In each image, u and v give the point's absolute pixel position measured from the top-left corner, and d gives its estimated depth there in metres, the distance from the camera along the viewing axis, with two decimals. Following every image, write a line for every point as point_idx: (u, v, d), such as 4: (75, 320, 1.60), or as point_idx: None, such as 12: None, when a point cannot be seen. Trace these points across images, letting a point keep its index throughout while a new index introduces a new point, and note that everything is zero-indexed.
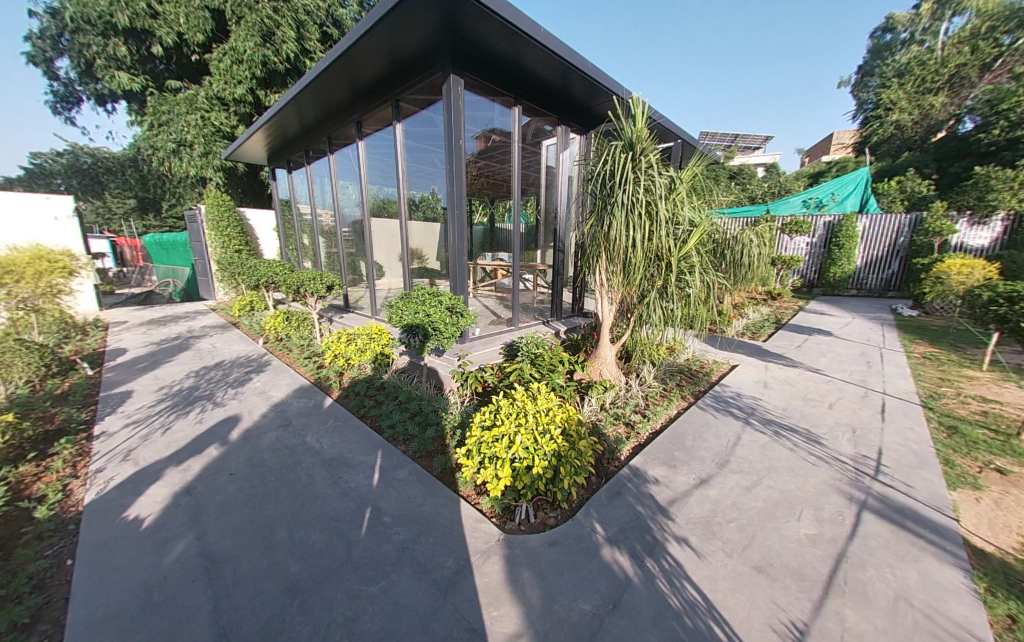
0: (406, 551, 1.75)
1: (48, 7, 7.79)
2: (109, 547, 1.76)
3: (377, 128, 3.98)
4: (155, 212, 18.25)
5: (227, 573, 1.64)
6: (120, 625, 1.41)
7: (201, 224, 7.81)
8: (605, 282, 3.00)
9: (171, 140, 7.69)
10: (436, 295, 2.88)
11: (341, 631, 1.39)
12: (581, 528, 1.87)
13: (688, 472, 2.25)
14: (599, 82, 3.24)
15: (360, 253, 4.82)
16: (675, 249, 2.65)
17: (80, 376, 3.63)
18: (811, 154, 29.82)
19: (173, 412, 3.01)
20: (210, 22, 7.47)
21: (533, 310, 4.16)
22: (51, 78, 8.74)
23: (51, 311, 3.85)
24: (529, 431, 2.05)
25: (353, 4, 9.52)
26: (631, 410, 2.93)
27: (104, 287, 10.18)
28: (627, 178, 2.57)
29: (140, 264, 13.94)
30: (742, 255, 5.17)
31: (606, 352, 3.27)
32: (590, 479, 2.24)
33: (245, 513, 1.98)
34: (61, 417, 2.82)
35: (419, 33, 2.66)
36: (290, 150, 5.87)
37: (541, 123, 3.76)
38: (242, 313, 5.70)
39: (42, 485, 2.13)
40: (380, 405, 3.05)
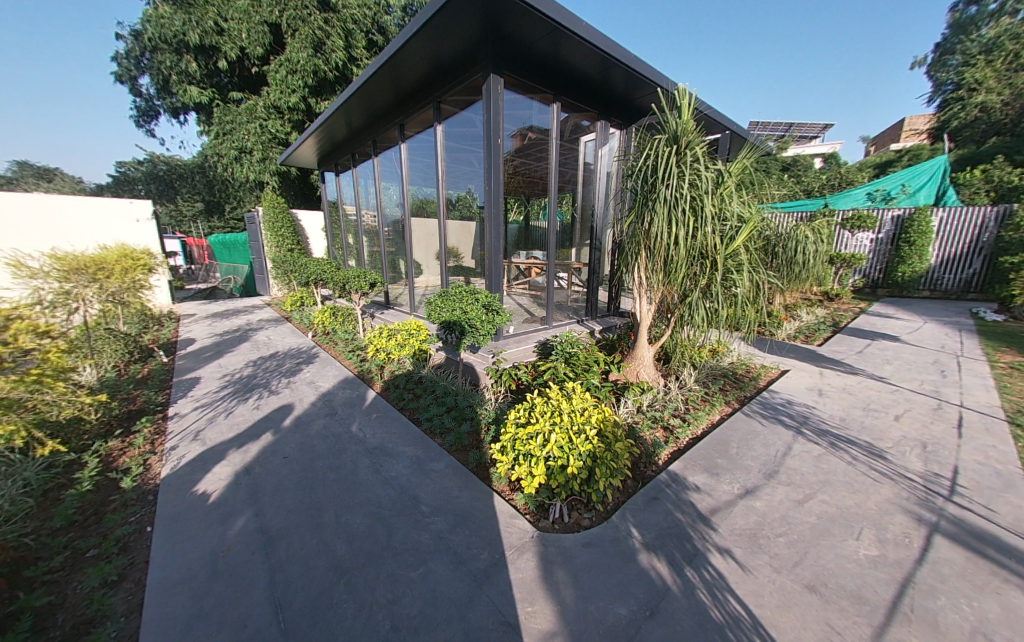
0: (443, 540, 1.81)
1: (132, 30, 8.68)
2: (182, 516, 1.96)
3: (418, 130, 4.10)
4: (219, 214, 19.85)
5: (280, 548, 1.77)
6: (191, 589, 1.56)
7: (258, 225, 8.42)
8: (644, 281, 2.92)
9: (234, 148, 8.34)
10: (473, 293, 2.92)
11: (382, 613, 1.45)
12: (617, 531, 1.83)
13: (733, 481, 2.14)
14: (642, 74, 3.13)
15: (400, 252, 5.00)
16: (722, 247, 2.53)
17: (157, 362, 4.05)
18: (877, 142, 27.14)
19: (235, 398, 3.28)
20: (267, 36, 8.01)
21: (568, 309, 4.13)
22: (135, 95, 9.74)
23: (134, 304, 4.32)
24: (564, 430, 2.04)
25: (398, 11, 9.88)
26: (670, 413, 2.83)
27: (178, 283, 11.29)
28: (670, 173, 2.48)
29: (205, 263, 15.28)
30: (796, 252, 4.83)
31: (643, 352, 3.19)
32: (627, 482, 2.19)
33: (296, 494, 2.13)
34: (142, 399, 3.16)
35: (461, 35, 2.70)
36: (337, 153, 6.19)
37: (580, 119, 3.70)
38: (293, 308, 6.08)
39: (128, 459, 2.41)
40: (418, 398, 3.16)
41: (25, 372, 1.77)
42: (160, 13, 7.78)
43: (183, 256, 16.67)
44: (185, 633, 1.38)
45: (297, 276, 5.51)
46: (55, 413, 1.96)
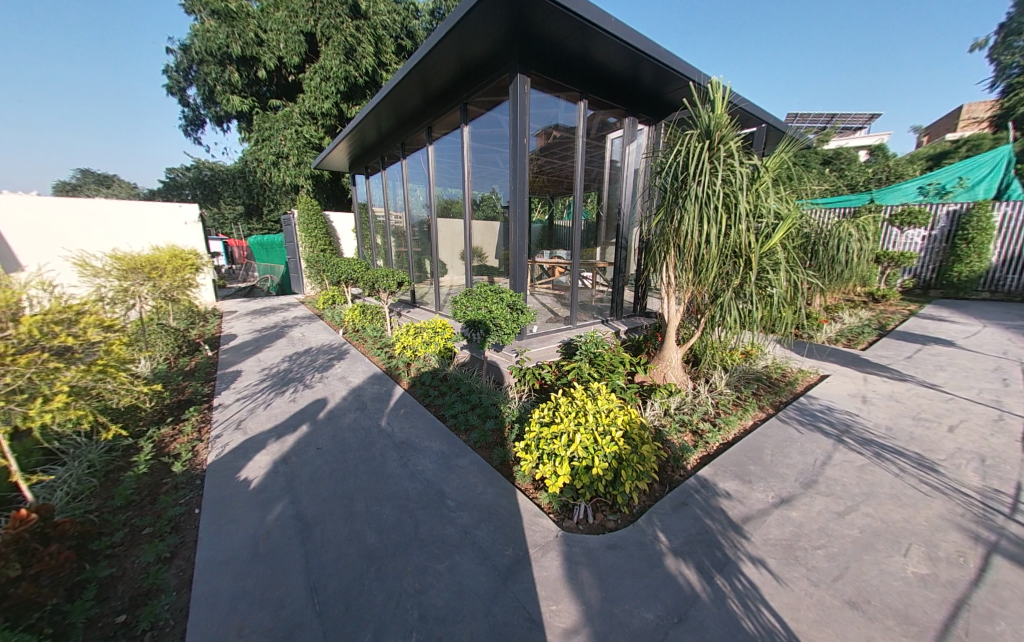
0: (468, 535, 1.84)
1: (182, 44, 9.27)
2: (227, 500, 2.09)
3: (446, 132, 4.17)
4: (257, 217, 20.90)
5: (315, 535, 1.86)
6: (235, 569, 1.67)
7: (293, 226, 8.82)
8: (673, 280, 2.85)
9: (272, 153, 8.76)
10: (498, 292, 2.94)
11: (411, 602, 1.50)
12: (644, 535, 1.80)
13: (767, 488, 2.06)
14: (673, 69, 3.05)
15: (426, 251, 5.11)
16: (756, 246, 2.44)
17: (203, 355, 4.33)
18: (932, 133, 25.18)
19: (274, 391, 3.45)
20: (304, 45, 8.37)
21: (592, 309, 4.09)
22: (183, 106, 10.39)
23: (183, 301, 4.63)
24: (589, 431, 2.02)
25: (426, 17, 10.13)
26: (699, 417, 2.75)
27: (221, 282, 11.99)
28: (702, 169, 2.41)
29: (245, 262, 16.16)
30: (838, 251, 4.57)
31: (671, 353, 3.11)
32: (653, 485, 2.15)
33: (329, 484, 2.22)
34: (190, 390, 3.39)
35: (489, 37, 2.73)
36: (367, 156, 6.38)
37: (607, 116, 3.64)
38: (325, 306, 6.33)
39: (178, 445, 2.59)
40: (443, 395, 3.22)
41: (91, 362, 1.92)
42: (206, 27, 8.26)
43: (225, 257, 17.73)
44: (230, 610, 1.48)
45: (329, 275, 5.73)
46: (117, 400, 2.12)
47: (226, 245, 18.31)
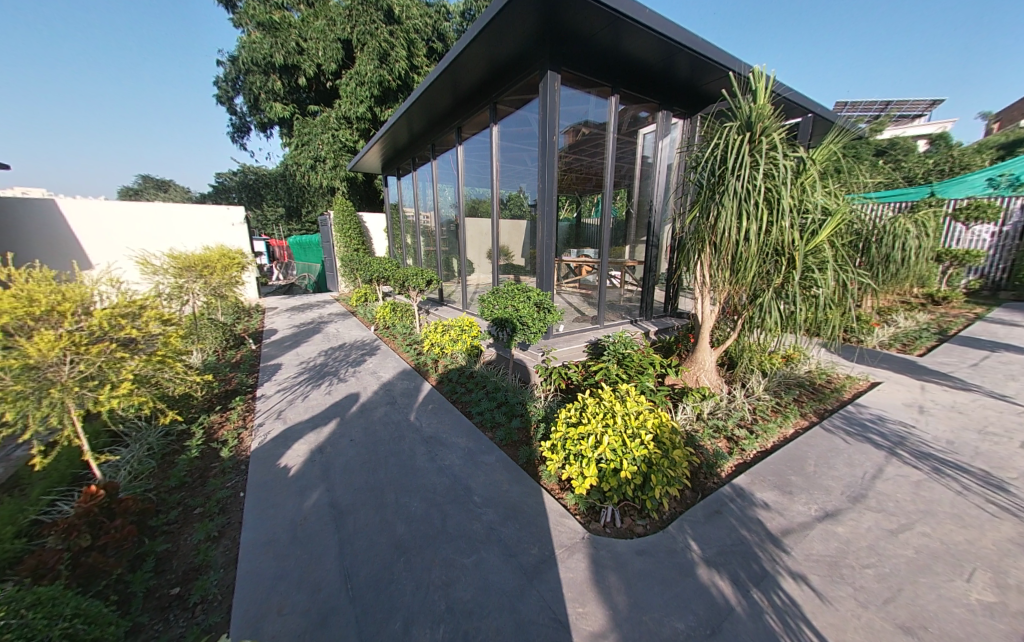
0: (494, 531, 1.86)
1: (230, 56, 9.89)
2: (268, 485, 2.22)
3: (475, 132, 4.22)
4: (296, 218, 21.99)
5: (348, 522, 1.94)
6: (276, 551, 1.76)
7: (329, 227, 9.21)
8: (707, 279, 2.76)
9: (310, 157, 9.19)
10: (525, 291, 2.94)
11: (438, 594, 1.53)
12: (674, 542, 1.75)
13: (810, 501, 1.95)
14: (711, 59, 2.93)
15: (454, 250, 5.19)
16: (800, 244, 2.31)
17: (247, 349, 4.61)
18: (1004, 118, 22.79)
19: (310, 384, 3.63)
20: (340, 52, 8.73)
21: (621, 308, 4.01)
22: (232, 114, 11.09)
23: (230, 297, 4.94)
24: (617, 433, 1.98)
25: (458, 19, 10.63)
26: (735, 423, 2.64)
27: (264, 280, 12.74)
28: (742, 162, 2.30)
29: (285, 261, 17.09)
30: (893, 249, 4.23)
31: (704, 356, 3.00)
32: (685, 491, 2.09)
33: (361, 474, 2.30)
34: (237, 381, 3.62)
35: (519, 36, 2.73)
36: (398, 158, 6.55)
37: (639, 111, 3.55)
38: (358, 303, 6.53)
39: (225, 431, 2.78)
40: (470, 392, 3.26)
41: (151, 353, 2.07)
42: (252, 39, 8.77)
43: (268, 255, 18.89)
44: (271, 589, 1.57)
45: (362, 273, 5.95)
46: (173, 388, 2.28)
47: (268, 245, 19.37)
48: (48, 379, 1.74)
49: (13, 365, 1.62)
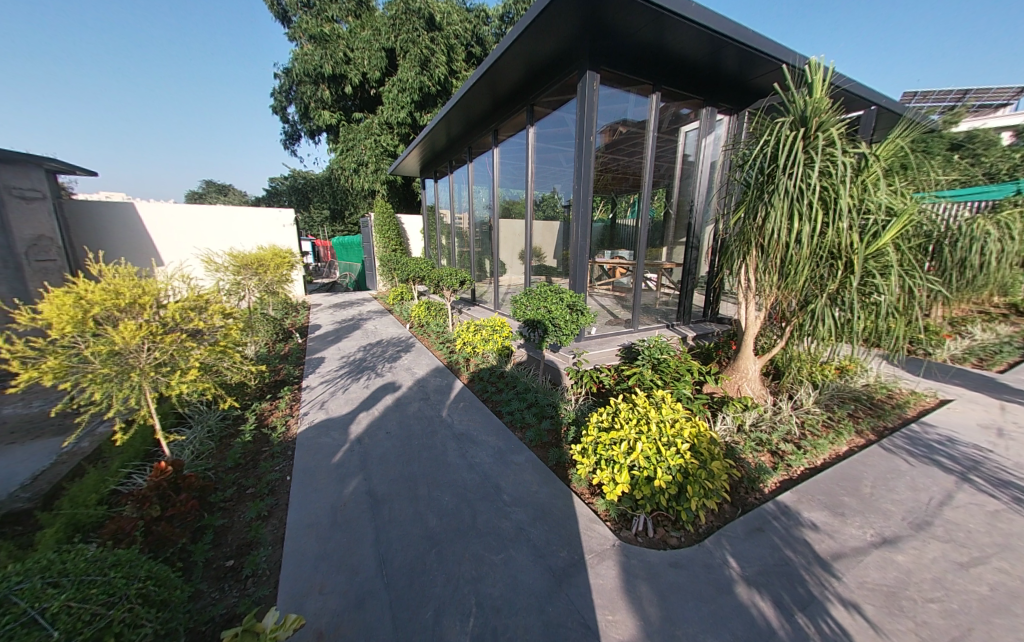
0: (523, 530, 1.87)
1: (285, 68, 10.61)
2: (312, 471, 2.35)
3: (512, 134, 4.26)
4: (338, 220, 23.15)
5: (384, 511, 2.02)
6: (319, 533, 1.88)
7: (368, 228, 9.62)
8: (752, 283, 2.63)
9: (353, 161, 9.64)
10: (557, 292, 2.91)
11: (468, 588, 1.56)
12: (710, 557, 1.68)
13: (865, 525, 1.80)
14: (761, 52, 2.78)
15: (487, 252, 5.27)
16: (859, 247, 2.15)
17: (294, 342, 4.93)
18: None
19: (350, 377, 3.81)
20: (384, 60, 9.14)
21: (656, 312, 3.89)
22: (285, 123, 11.89)
23: (281, 294, 5.30)
24: (651, 440, 1.92)
25: (496, 23, 11.00)
26: (780, 437, 2.48)
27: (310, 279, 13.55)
28: (796, 160, 2.17)
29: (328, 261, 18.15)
30: (970, 253, 3.82)
31: (747, 364, 2.86)
32: (723, 505, 2.00)
33: (396, 466, 2.39)
34: (285, 372, 3.87)
35: (560, 36, 2.73)
36: (436, 161, 6.75)
37: (680, 108, 3.44)
38: (395, 302, 6.79)
39: (274, 418, 2.98)
40: (501, 392, 3.30)
41: (214, 343, 2.26)
42: (305, 51, 9.36)
43: (313, 255, 20.13)
44: (315, 568, 1.67)
45: (399, 273, 6.17)
46: (231, 376, 2.47)
47: (314, 245, 20.45)
48: (129, 363, 1.95)
49: (103, 350, 1.83)
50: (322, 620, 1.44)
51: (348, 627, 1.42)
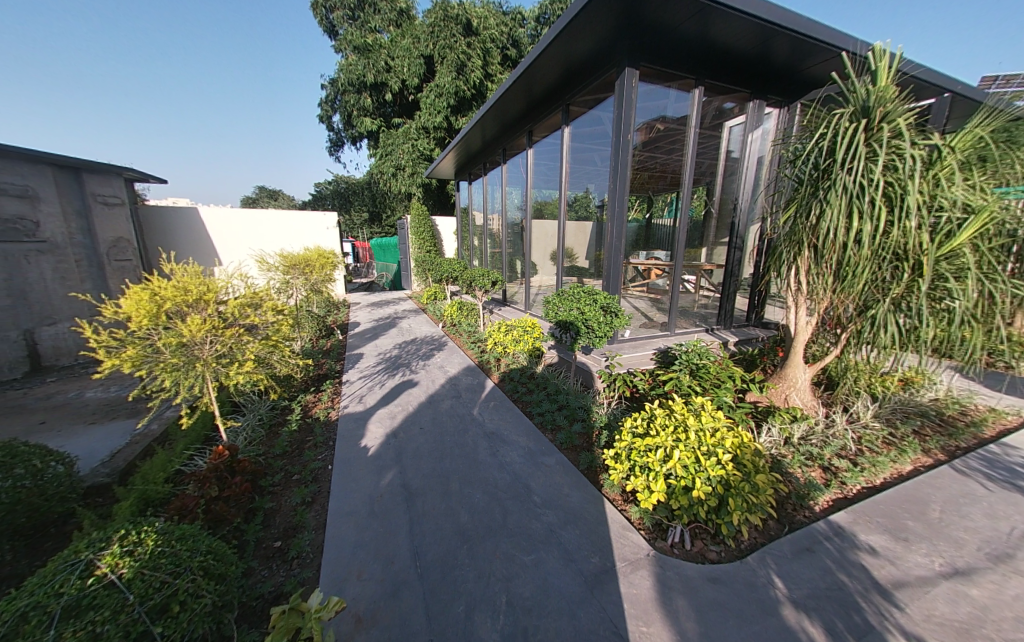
0: (554, 533, 1.86)
1: (331, 79, 11.22)
2: (351, 462, 2.47)
3: (546, 134, 4.25)
4: (376, 223, 24.13)
5: (418, 504, 2.08)
6: (357, 522, 1.96)
7: (404, 230, 9.96)
8: (803, 286, 2.47)
9: (391, 166, 10.02)
10: (591, 293, 2.87)
11: (499, 587, 1.58)
12: (753, 576, 1.59)
13: (932, 552, 1.64)
14: (816, 40, 2.61)
15: (519, 253, 5.30)
16: (929, 247, 1.96)
17: (336, 339, 5.19)
18: None
19: (387, 373, 3.96)
20: (422, 67, 9.44)
21: (695, 315, 3.75)
22: (330, 131, 12.57)
23: (324, 292, 5.60)
24: (689, 449, 1.85)
25: (531, 25, 11.15)
26: (833, 452, 2.31)
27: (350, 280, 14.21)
28: (857, 153, 2.01)
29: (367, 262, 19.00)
30: None
31: (796, 373, 2.70)
32: (768, 522, 1.89)
33: (429, 461, 2.46)
34: (327, 367, 4.09)
35: (598, 34, 2.68)
36: (470, 163, 6.85)
37: (724, 102, 3.29)
38: (429, 301, 6.99)
39: (317, 410, 3.16)
40: (531, 393, 3.31)
41: (266, 337, 2.42)
42: (349, 62, 9.85)
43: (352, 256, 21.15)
44: (354, 555, 1.75)
45: (433, 273, 6.34)
46: (280, 369, 2.63)
47: (354, 246, 21.35)
48: (195, 355, 2.14)
49: (173, 342, 2.02)
50: (360, 605, 1.51)
51: (384, 614, 1.47)
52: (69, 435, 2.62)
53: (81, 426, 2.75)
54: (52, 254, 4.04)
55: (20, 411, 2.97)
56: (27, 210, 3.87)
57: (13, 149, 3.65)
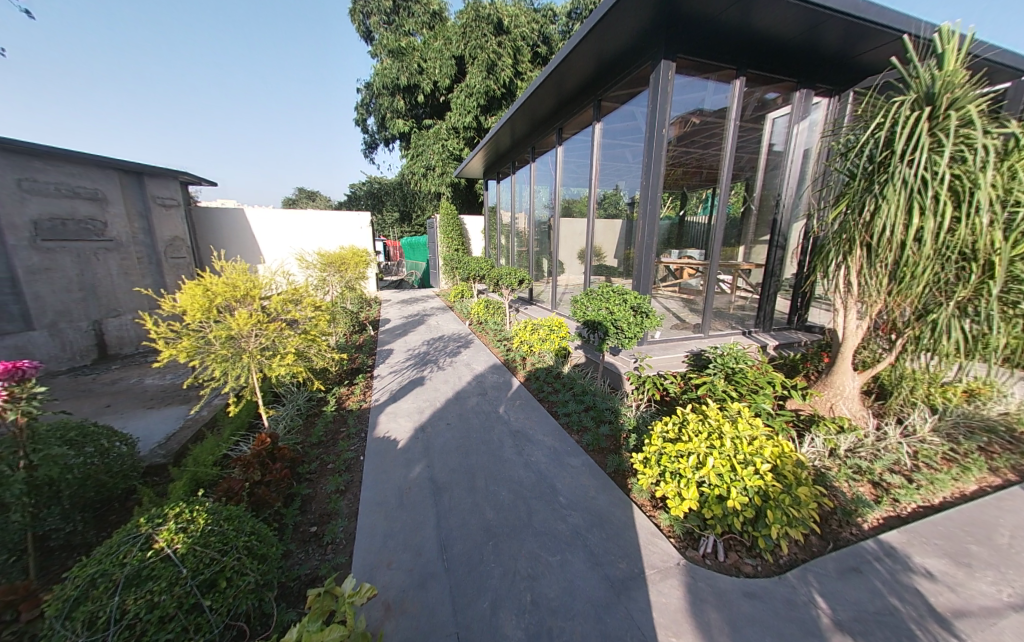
0: (580, 535, 1.84)
1: (366, 83, 11.63)
2: (381, 453, 2.55)
3: (576, 131, 4.20)
4: (406, 222, 24.73)
5: (445, 499, 2.12)
6: (387, 512, 2.02)
7: (433, 230, 10.18)
8: (853, 287, 2.30)
9: (422, 166, 10.25)
10: (621, 293, 2.80)
11: (525, 585, 1.58)
12: (793, 593, 1.50)
13: (1000, 582, 1.49)
14: (872, 24, 2.43)
15: (546, 251, 5.28)
16: (1003, 246, 1.78)
17: (368, 334, 5.38)
18: None
19: (416, 369, 4.06)
20: (454, 68, 9.59)
21: (730, 317, 3.60)
22: (364, 133, 13.03)
23: (357, 290, 5.82)
24: (724, 457, 1.78)
25: (563, 21, 11.10)
26: (885, 466, 2.15)
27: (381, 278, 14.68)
28: (920, 143, 1.84)
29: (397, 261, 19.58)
30: None
31: (844, 380, 2.53)
32: (809, 537, 1.79)
33: (456, 457, 2.50)
34: (360, 361, 4.24)
35: (633, 27, 2.61)
36: (498, 163, 6.89)
37: (766, 92, 3.12)
38: (457, 299, 7.14)
39: (351, 402, 3.29)
40: (558, 392, 3.30)
41: (306, 331, 2.54)
42: (384, 66, 10.16)
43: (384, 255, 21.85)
44: (384, 545, 1.81)
45: (461, 272, 6.44)
46: (317, 362, 2.75)
47: (385, 245, 22.07)
48: (242, 347, 2.28)
49: (223, 334, 2.16)
50: (390, 593, 1.56)
51: (413, 604, 1.51)
52: (131, 417, 2.87)
53: (142, 410, 3.01)
54: (117, 252, 4.43)
55: (91, 395, 3.28)
56: (97, 212, 4.24)
57: (87, 156, 4.03)
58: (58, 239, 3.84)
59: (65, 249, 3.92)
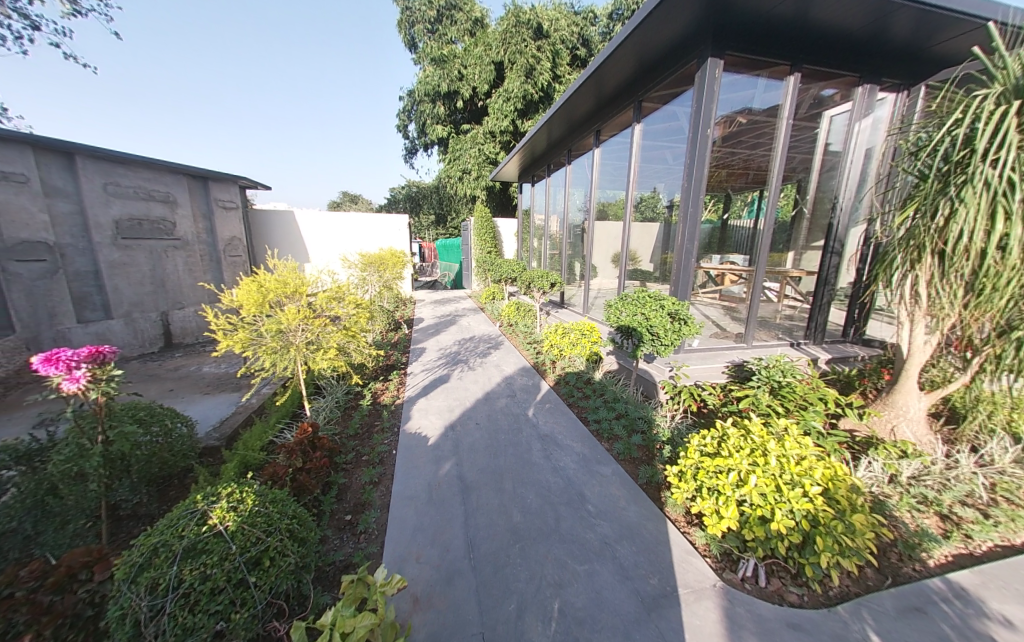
0: (609, 546, 1.80)
1: (408, 91, 12.09)
2: (412, 448, 2.63)
3: (614, 133, 4.13)
4: (440, 224, 25.36)
5: (473, 498, 2.14)
6: (417, 506, 2.08)
7: (467, 232, 10.37)
8: (922, 299, 2.10)
9: (458, 170, 10.49)
10: (658, 299, 2.72)
11: (551, 592, 1.57)
12: (844, 629, 1.39)
13: None
14: (950, 11, 2.22)
15: (578, 255, 5.23)
16: None
17: (403, 333, 5.57)
18: None
19: (447, 368, 4.15)
20: (492, 73, 9.76)
21: (776, 327, 3.39)
22: (405, 139, 13.55)
23: (394, 289, 6.04)
24: (768, 476, 1.67)
25: (603, 22, 10.99)
26: (955, 497, 1.94)
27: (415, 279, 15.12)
28: (1008, 141, 1.66)
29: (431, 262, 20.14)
30: None
31: (907, 400, 2.32)
32: (864, 570, 1.64)
33: (485, 457, 2.52)
34: (394, 358, 4.39)
35: (678, 24, 2.54)
36: (533, 166, 6.93)
37: (823, 88, 2.93)
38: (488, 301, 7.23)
39: (385, 398, 3.41)
40: (588, 398, 3.25)
41: (347, 327, 2.66)
42: (426, 73, 10.51)
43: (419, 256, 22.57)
44: (413, 538, 1.86)
45: (493, 274, 6.52)
46: (356, 357, 2.86)
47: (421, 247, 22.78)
48: (290, 340, 2.42)
49: (274, 328, 2.31)
50: (418, 586, 1.60)
51: (440, 599, 1.54)
52: (191, 401, 3.14)
53: (200, 395, 3.28)
54: (183, 250, 4.87)
55: (159, 379, 3.62)
56: (168, 214, 4.68)
57: (162, 163, 4.46)
58: (134, 238, 4.27)
59: (140, 247, 4.36)
